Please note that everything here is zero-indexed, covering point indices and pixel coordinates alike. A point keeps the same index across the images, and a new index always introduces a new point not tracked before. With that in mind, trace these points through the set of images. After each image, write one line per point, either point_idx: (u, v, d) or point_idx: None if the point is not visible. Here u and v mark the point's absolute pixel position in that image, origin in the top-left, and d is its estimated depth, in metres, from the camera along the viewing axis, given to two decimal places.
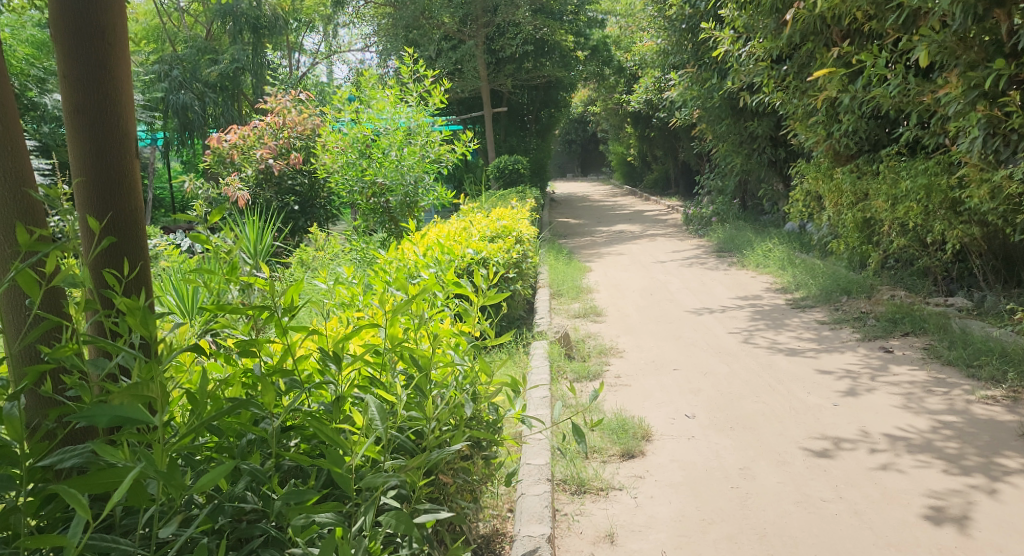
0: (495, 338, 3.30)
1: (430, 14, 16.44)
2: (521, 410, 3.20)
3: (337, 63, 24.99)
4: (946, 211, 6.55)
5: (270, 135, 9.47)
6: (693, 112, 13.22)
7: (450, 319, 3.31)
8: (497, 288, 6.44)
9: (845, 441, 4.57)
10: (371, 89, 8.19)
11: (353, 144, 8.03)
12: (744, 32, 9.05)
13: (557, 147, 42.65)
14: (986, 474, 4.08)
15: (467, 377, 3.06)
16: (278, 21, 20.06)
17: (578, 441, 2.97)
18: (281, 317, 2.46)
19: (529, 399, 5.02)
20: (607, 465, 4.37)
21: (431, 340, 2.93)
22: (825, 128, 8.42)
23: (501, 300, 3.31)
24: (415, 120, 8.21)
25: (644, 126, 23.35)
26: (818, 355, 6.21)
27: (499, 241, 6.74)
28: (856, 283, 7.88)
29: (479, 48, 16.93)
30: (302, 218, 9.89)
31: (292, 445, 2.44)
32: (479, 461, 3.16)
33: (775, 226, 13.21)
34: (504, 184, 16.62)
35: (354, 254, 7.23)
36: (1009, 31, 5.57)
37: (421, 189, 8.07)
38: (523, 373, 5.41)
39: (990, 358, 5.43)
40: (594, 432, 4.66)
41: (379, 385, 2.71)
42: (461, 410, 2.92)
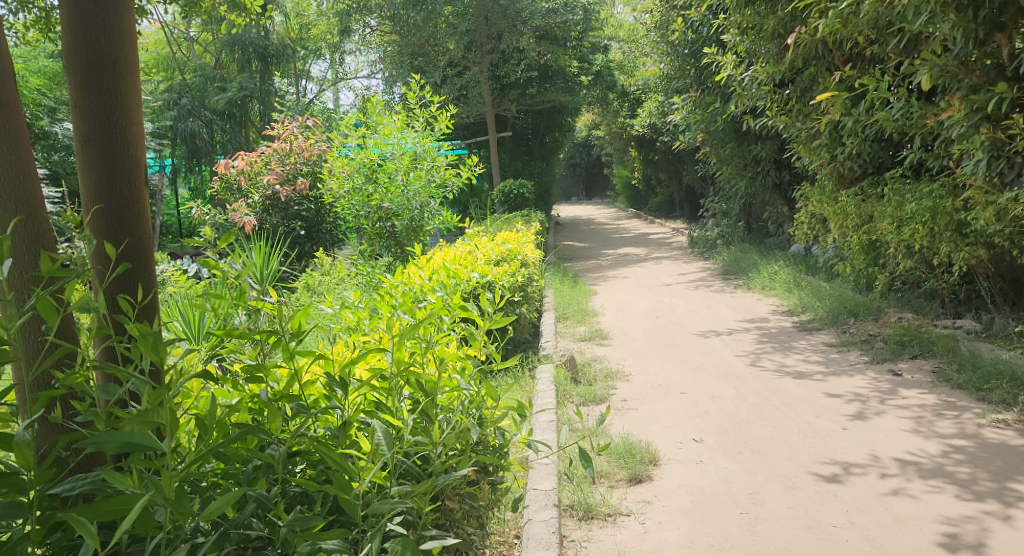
0: (501, 362, 3.28)
1: (435, 41, 16.60)
2: (527, 434, 3.19)
3: (343, 89, 25.22)
4: (953, 233, 6.54)
5: (276, 161, 9.51)
6: (696, 136, 13.29)
7: (457, 344, 3.31)
8: (503, 312, 6.44)
9: (855, 466, 4.54)
10: (377, 115, 8.14)
11: (359, 169, 8.06)
12: (747, 57, 9.12)
13: (563, 171, 42.91)
14: (999, 500, 4.05)
15: (473, 402, 3.06)
16: (286, 49, 20.29)
17: (585, 467, 2.95)
18: (287, 342, 2.47)
19: (535, 423, 5.02)
20: (615, 490, 4.35)
21: (437, 364, 2.94)
22: (828, 151, 8.41)
23: (507, 323, 3.31)
24: (422, 145, 8.24)
25: (648, 150, 23.41)
26: (827, 378, 6.18)
27: (504, 265, 6.74)
28: (863, 306, 7.87)
29: (484, 74, 17.03)
30: (308, 243, 9.96)
31: (298, 471, 2.45)
32: (486, 488, 3.13)
33: (781, 248, 13.22)
34: (509, 209, 16.69)
35: (361, 278, 7.25)
36: (1011, 55, 5.60)
37: (426, 214, 8.17)
38: (528, 398, 5.41)
39: (1000, 382, 5.40)
40: (601, 457, 4.64)
41: (385, 410, 2.72)
42: (467, 434, 2.92)
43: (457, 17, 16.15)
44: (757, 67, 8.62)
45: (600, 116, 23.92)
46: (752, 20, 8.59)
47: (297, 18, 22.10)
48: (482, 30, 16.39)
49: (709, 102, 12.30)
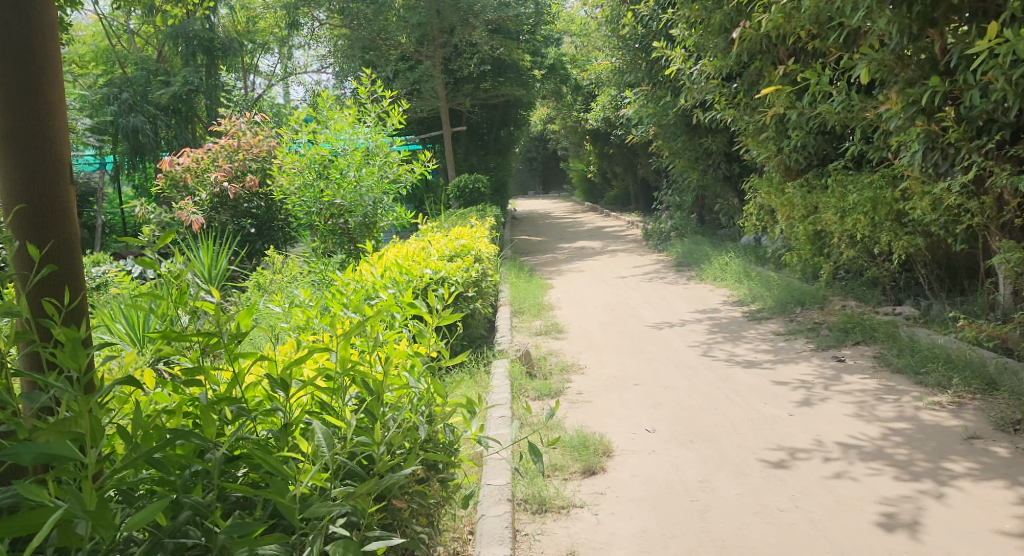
0: (451, 359, 3.32)
1: (386, 35, 16.53)
2: (477, 430, 3.23)
3: (292, 84, 24.89)
4: (892, 223, 6.73)
5: (224, 158, 9.40)
6: (649, 129, 13.41)
7: (406, 340, 3.34)
8: (456, 307, 6.50)
9: (800, 451, 4.67)
10: (328, 110, 8.07)
11: (310, 165, 8.00)
12: (695, 51, 9.25)
13: (519, 165, 42.98)
14: (934, 479, 4.20)
15: (423, 399, 3.09)
16: (232, 43, 19.95)
17: (536, 462, 3.03)
18: (230, 342, 2.49)
19: (490, 418, 5.06)
20: (568, 483, 4.41)
21: (384, 362, 2.96)
22: (775, 144, 8.63)
23: (457, 319, 3.34)
24: (374, 140, 8.13)
25: (603, 144, 23.64)
26: (775, 366, 6.34)
27: (458, 260, 6.78)
28: (809, 294, 8.07)
29: (437, 68, 16.90)
30: (259, 241, 9.90)
31: (240, 476, 2.47)
32: (437, 486, 3.15)
33: (732, 240, 13.41)
34: (464, 204, 16.71)
35: (314, 277, 7.19)
36: (943, 50, 5.74)
37: (379, 210, 8.16)
38: (483, 393, 5.46)
39: (936, 365, 5.60)
40: (555, 450, 4.70)
41: (329, 410, 2.74)
42: (415, 432, 2.95)
43: (408, 11, 16.12)
44: (705, 62, 8.75)
45: (554, 110, 23.98)
46: (700, 15, 8.70)
47: (243, 11, 21.77)
48: (434, 25, 16.23)
49: (660, 96, 12.44)
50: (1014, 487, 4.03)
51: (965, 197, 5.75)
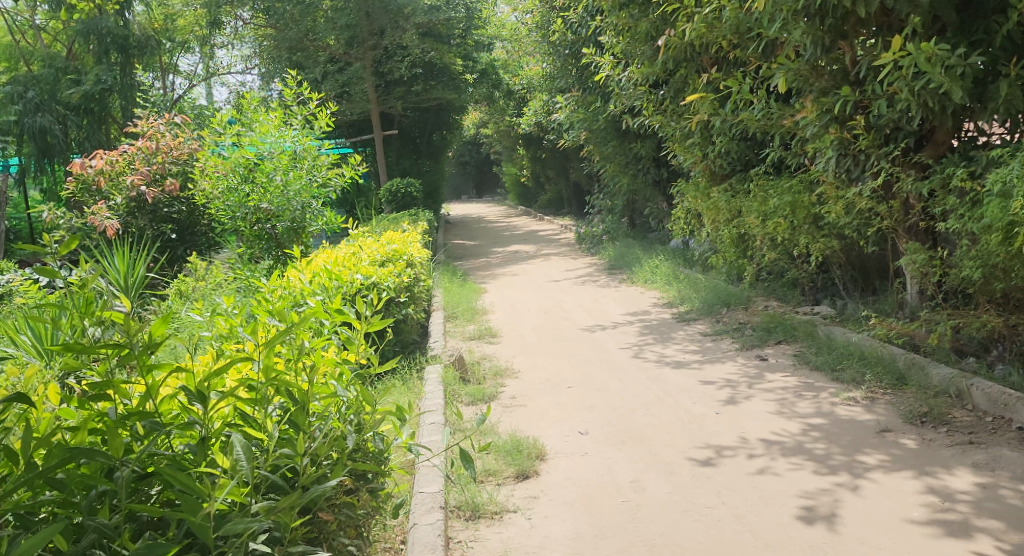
0: (380, 366, 3.37)
1: (314, 35, 16.36)
2: (407, 438, 3.29)
3: (215, 85, 24.35)
4: (810, 226, 6.99)
5: (141, 160, 9.21)
6: (580, 134, 13.58)
7: (335, 347, 3.38)
8: (386, 313, 6.50)
9: (726, 449, 4.83)
10: (253, 112, 7.94)
11: (235, 169, 7.86)
12: (623, 58, 9.47)
13: (452, 169, 43.01)
14: (849, 471, 4.39)
15: (352, 407, 3.15)
16: (149, 41, 18.85)
17: (467, 467, 3.13)
18: (142, 354, 2.53)
19: (422, 425, 5.09)
20: (502, 488, 4.47)
21: (310, 370, 3.01)
22: (700, 149, 8.89)
23: (385, 326, 3.39)
24: (301, 143, 8.09)
25: (536, 148, 23.83)
26: (702, 366, 6.52)
27: (390, 265, 6.80)
28: (734, 295, 8.31)
29: (366, 70, 16.75)
30: (180, 246, 9.73)
31: (153, 494, 2.51)
32: (366, 495, 3.18)
33: (662, 243, 13.67)
34: (396, 208, 16.66)
35: (240, 284, 7.07)
36: (853, 61, 6.03)
37: (308, 215, 8.08)
38: (416, 400, 5.51)
39: (851, 362, 5.86)
40: (488, 456, 4.76)
41: (249, 421, 2.78)
42: (342, 442, 3.00)
43: (336, 12, 15.85)
44: (632, 68, 8.93)
45: (486, 115, 24.08)
46: (627, 23, 8.94)
47: (161, 8, 21.14)
48: (363, 26, 16.10)
49: (591, 102, 12.62)
50: (922, 477, 4.25)
51: (876, 201, 6.02)
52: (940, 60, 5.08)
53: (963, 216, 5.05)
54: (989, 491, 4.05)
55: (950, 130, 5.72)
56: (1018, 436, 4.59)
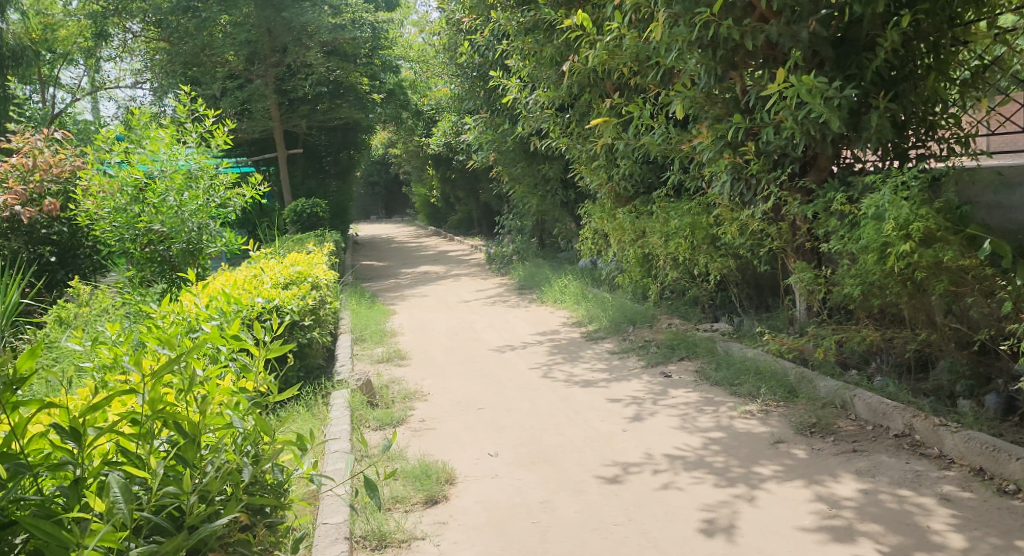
0: (278, 393, 3.37)
1: (211, 51, 16.06)
2: (308, 468, 3.30)
3: (101, 99, 23.56)
4: (708, 246, 7.27)
5: (17, 178, 8.56)
6: (488, 154, 13.65)
7: (231, 375, 3.37)
8: (289, 337, 6.44)
9: (632, 465, 4.98)
10: (143, 129, 7.64)
11: (124, 188, 7.47)
12: (529, 81, 9.66)
13: (360, 189, 42.75)
14: (747, 483, 4.60)
15: (249, 438, 3.14)
16: (25, 52, 18.06)
17: (372, 496, 3.24)
18: (9, 392, 2.54)
19: (327, 453, 5.06)
20: (410, 515, 4.48)
21: (200, 401, 3.01)
22: (606, 171, 9.12)
23: (284, 352, 3.39)
24: (196, 162, 7.80)
25: (445, 169, 23.90)
26: (609, 384, 6.68)
27: (293, 287, 6.76)
28: (640, 314, 8.55)
29: (269, 88, 16.50)
30: (60, 270, 9.40)
31: (20, 541, 2.54)
32: (263, 530, 3.16)
33: (570, 263, 13.90)
34: (301, 229, 16.45)
35: (129, 310, 6.82)
36: (744, 91, 6.35)
37: (205, 236, 7.84)
38: (320, 428, 5.50)
39: (748, 377, 6.11)
40: (396, 483, 4.76)
41: (131, 458, 2.80)
42: (236, 475, 3.01)
43: (235, 28, 15.60)
44: (539, 91, 9.13)
45: (395, 135, 24.01)
46: (532, 48, 9.30)
47: (41, 17, 20.22)
48: (265, 43, 15.89)
49: (500, 124, 12.83)
50: (812, 486, 4.48)
51: (766, 222, 6.34)
52: (819, 92, 5.40)
53: (843, 237, 5.38)
54: (871, 496, 4.31)
55: (830, 156, 6.08)
56: (896, 442, 4.89)
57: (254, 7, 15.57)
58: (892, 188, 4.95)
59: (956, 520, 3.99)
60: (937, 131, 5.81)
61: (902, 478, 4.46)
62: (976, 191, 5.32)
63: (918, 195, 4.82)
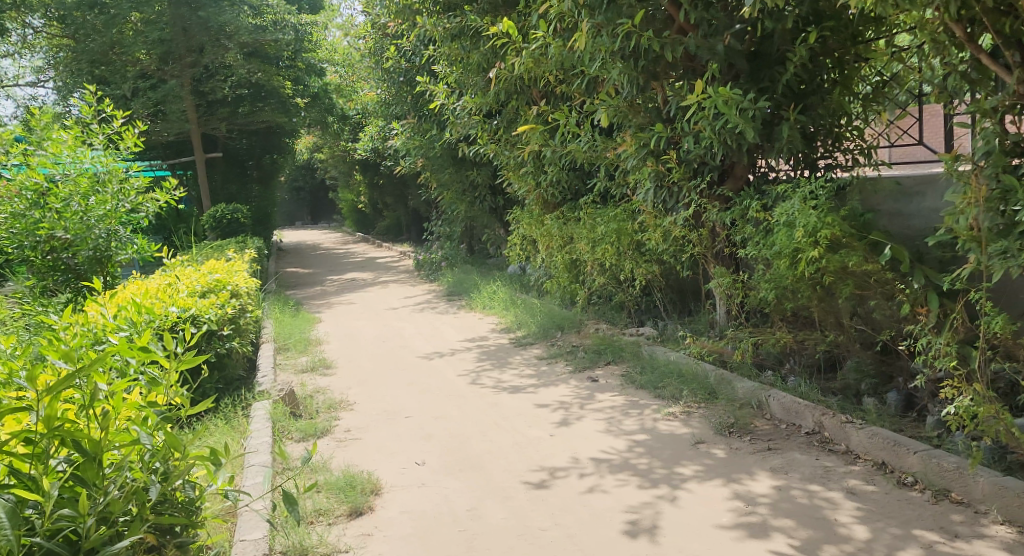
0: (190, 405, 3.32)
1: (121, 49, 15.59)
2: (224, 484, 3.26)
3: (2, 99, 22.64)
4: (633, 252, 7.42)
5: None
6: (416, 160, 13.61)
7: (140, 388, 3.31)
8: (206, 346, 6.32)
9: (559, 470, 5.05)
10: (44, 129, 7.34)
11: (22, 194, 7.15)
12: (457, 87, 9.68)
13: (285, 195, 42.14)
14: (669, 484, 4.71)
15: (158, 455, 3.10)
16: None
17: (292, 511, 3.28)
18: None
19: (245, 468, 4.99)
20: (333, 527, 4.46)
21: (103, 418, 2.96)
22: (534, 178, 9.21)
23: (196, 363, 3.33)
24: (104, 165, 7.54)
25: (373, 174, 23.73)
26: (537, 390, 6.75)
27: (210, 296, 6.64)
28: (568, 319, 8.66)
29: (184, 88, 16.17)
30: None
31: None
32: (171, 551, 3.11)
33: (498, 269, 13.96)
34: (221, 234, 16.12)
35: (29, 321, 6.59)
36: (665, 101, 6.51)
37: (113, 243, 7.56)
38: (240, 441, 5.43)
39: (671, 380, 6.25)
40: (319, 496, 4.72)
41: (23, 480, 2.77)
42: (141, 495, 2.98)
43: (147, 25, 15.18)
44: (466, 98, 9.16)
45: (320, 140, 23.74)
46: (458, 54, 9.34)
47: None
48: (180, 42, 15.52)
49: (427, 129, 12.81)
50: (730, 484, 4.62)
51: (688, 229, 6.49)
52: (735, 104, 5.59)
53: (758, 243, 5.57)
54: (784, 492, 4.46)
55: (746, 165, 6.28)
56: (807, 440, 5.08)
57: (167, 5, 15.15)
58: (801, 198, 5.16)
59: (862, 513, 4.17)
60: (843, 142, 6.00)
61: (813, 474, 4.63)
62: (878, 199, 5.53)
63: (826, 204, 5.01)
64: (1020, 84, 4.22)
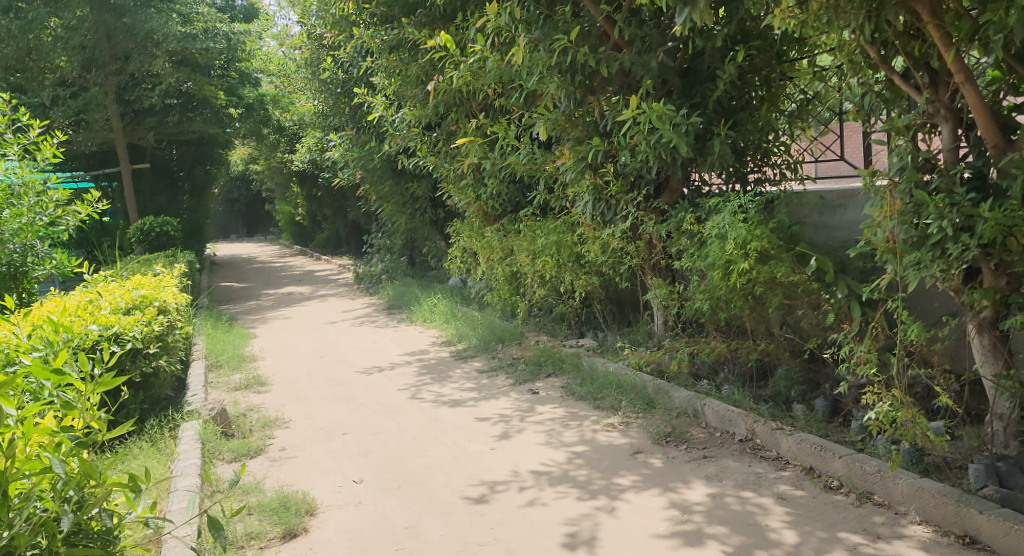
0: (109, 428, 3.25)
1: (39, 55, 15.11)
2: (145, 510, 3.21)
3: None
4: (573, 263, 7.48)
5: None
6: (354, 172, 13.52)
7: (56, 412, 3.25)
8: (133, 364, 6.15)
9: (499, 484, 5.06)
10: None
11: None
12: (396, 99, 9.66)
13: (219, 207, 41.40)
14: (607, 494, 4.76)
15: (71, 483, 3.05)
16: None
17: (217, 537, 3.25)
18: None
19: (171, 493, 4.88)
20: (266, 550, 4.39)
21: (10, 446, 2.91)
22: (474, 190, 9.22)
23: (116, 385, 3.27)
24: (19, 177, 7.36)
25: (311, 186, 23.44)
26: (478, 403, 6.75)
27: (135, 313, 6.50)
28: (509, 332, 8.69)
29: (108, 96, 15.79)
30: None
31: None
32: None
33: (440, 282, 13.92)
34: (149, 247, 15.78)
35: None
36: (603, 116, 6.62)
37: (30, 257, 7.31)
38: (168, 465, 5.32)
39: (610, 390, 6.32)
40: (251, 518, 4.64)
41: None
42: (51, 525, 2.93)
43: (67, 32, 14.81)
44: (405, 110, 9.17)
45: (256, 151, 23.39)
46: (397, 66, 9.35)
47: None
48: (103, 49, 15.16)
49: (366, 141, 12.73)
50: (666, 493, 4.69)
51: (626, 241, 6.57)
52: (668, 118, 5.73)
53: (693, 255, 5.69)
54: (718, 499, 4.55)
55: (681, 179, 6.42)
56: (740, 447, 5.19)
57: (89, 10, 14.79)
58: (731, 211, 5.30)
59: (790, 517, 4.27)
60: (770, 158, 6.21)
61: (745, 481, 4.73)
62: (804, 212, 5.70)
63: (755, 217, 5.15)
64: (930, 104, 4.47)
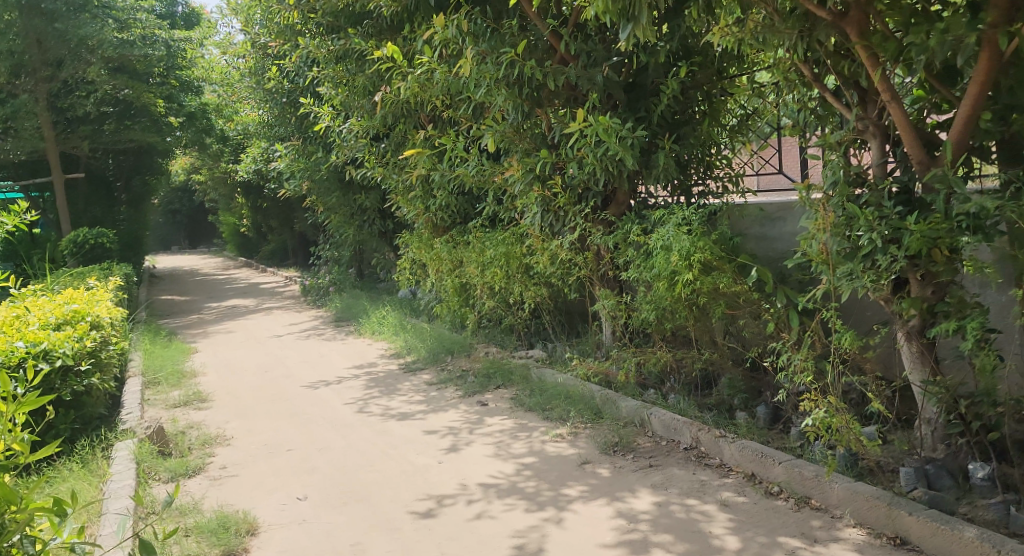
0: (33, 451, 3.19)
1: None
2: (73, 534, 3.15)
3: None
4: (522, 275, 7.51)
5: None
6: (300, 184, 13.38)
7: None
8: (64, 381, 5.99)
9: (446, 498, 5.04)
10: None
11: None
12: (343, 109, 9.60)
13: (160, 218, 40.56)
14: (555, 506, 4.77)
15: None
16: None
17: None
18: None
19: (103, 516, 4.76)
20: None
21: None
22: (422, 202, 9.18)
23: (40, 408, 3.21)
24: None
25: (256, 198, 22.90)
26: (426, 416, 6.71)
27: (65, 329, 6.34)
28: (458, 344, 8.67)
29: (39, 103, 15.39)
30: None
31: None
32: None
33: (389, 293, 13.82)
34: (81, 259, 15.41)
35: None
36: (550, 129, 6.67)
37: None
38: (101, 487, 5.18)
39: (559, 401, 6.35)
40: (189, 540, 4.55)
41: None
42: None
43: None
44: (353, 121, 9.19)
45: (199, 161, 23.03)
46: (344, 76, 9.30)
47: None
48: (33, 54, 14.79)
49: (312, 152, 12.62)
50: (613, 503, 4.72)
51: (574, 252, 6.60)
52: (614, 132, 5.81)
53: (639, 266, 5.74)
54: (663, 508, 4.59)
55: (627, 191, 6.49)
56: (685, 456, 5.25)
57: (19, 14, 14.43)
58: (675, 223, 5.36)
59: (733, 524, 4.33)
60: (714, 170, 6.29)
61: (690, 488, 4.79)
62: (746, 224, 5.84)
63: (698, 228, 5.22)
64: (858, 121, 4.59)
